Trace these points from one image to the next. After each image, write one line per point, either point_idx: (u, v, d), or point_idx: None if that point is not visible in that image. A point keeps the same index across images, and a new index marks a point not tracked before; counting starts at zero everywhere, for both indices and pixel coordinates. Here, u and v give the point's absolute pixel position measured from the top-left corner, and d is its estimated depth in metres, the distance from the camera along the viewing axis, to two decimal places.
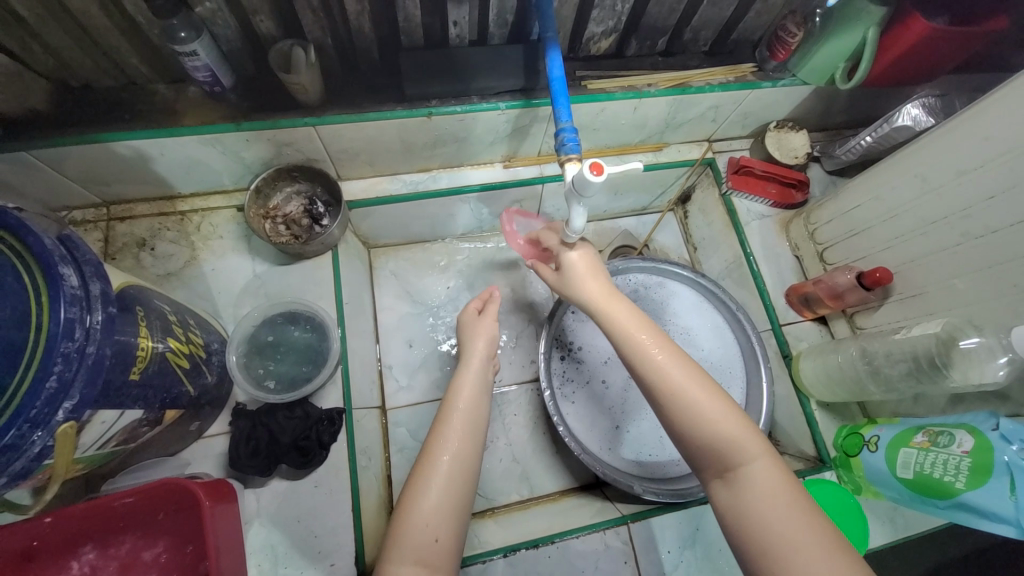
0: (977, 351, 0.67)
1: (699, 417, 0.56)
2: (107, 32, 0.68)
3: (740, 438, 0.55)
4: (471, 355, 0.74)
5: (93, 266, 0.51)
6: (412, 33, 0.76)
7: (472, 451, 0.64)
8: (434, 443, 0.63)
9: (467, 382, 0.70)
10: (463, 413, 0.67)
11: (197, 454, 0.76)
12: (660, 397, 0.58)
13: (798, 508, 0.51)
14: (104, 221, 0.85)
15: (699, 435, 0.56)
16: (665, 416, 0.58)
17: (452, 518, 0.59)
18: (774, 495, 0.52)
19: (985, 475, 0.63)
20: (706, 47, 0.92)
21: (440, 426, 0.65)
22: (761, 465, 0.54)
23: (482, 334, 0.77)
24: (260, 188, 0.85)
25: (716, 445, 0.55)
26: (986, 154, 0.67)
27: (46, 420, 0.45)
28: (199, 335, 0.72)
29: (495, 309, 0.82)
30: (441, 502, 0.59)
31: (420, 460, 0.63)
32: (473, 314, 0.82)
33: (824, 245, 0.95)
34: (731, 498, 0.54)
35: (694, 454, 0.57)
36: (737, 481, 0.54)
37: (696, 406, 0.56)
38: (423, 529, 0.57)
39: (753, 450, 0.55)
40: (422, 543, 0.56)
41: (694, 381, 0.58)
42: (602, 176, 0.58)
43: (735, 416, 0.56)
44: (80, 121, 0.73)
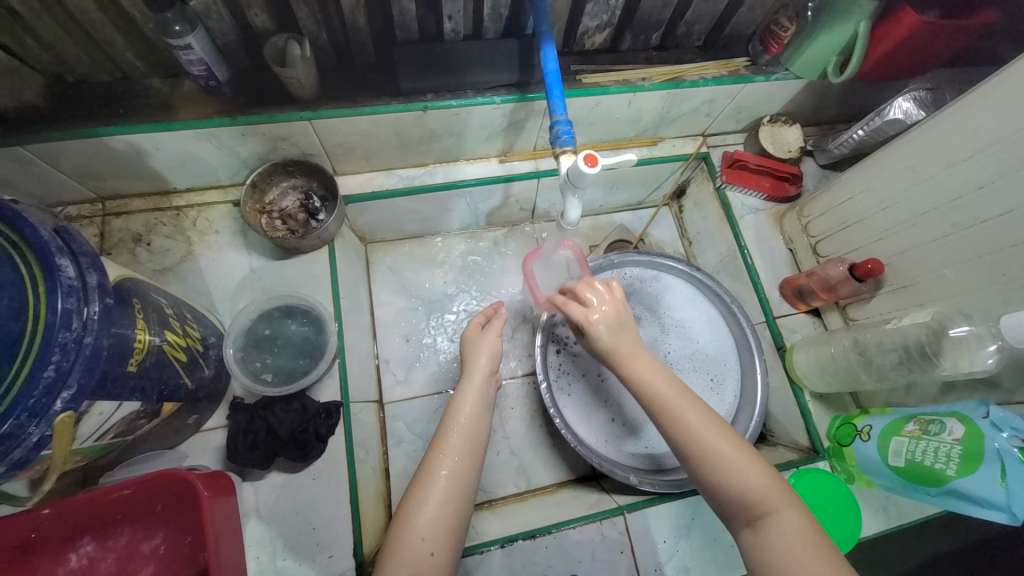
0: (967, 340, 0.67)
1: (725, 469, 0.57)
2: (101, 27, 0.68)
3: (766, 488, 0.56)
4: (473, 371, 0.72)
5: (91, 258, 0.51)
6: (406, 27, 0.77)
7: (472, 466, 0.64)
8: (433, 460, 0.63)
9: (467, 401, 0.69)
10: (466, 434, 0.66)
11: (195, 448, 0.77)
12: (688, 451, 0.59)
13: (828, 558, 0.51)
14: (99, 216, 0.85)
15: (727, 486, 0.57)
16: (693, 468, 0.60)
17: (448, 532, 0.59)
18: (802, 545, 0.52)
19: (976, 463, 0.63)
20: (699, 42, 0.93)
21: (440, 442, 0.65)
22: (789, 515, 0.55)
23: (486, 350, 0.74)
24: (256, 182, 0.85)
25: (742, 494, 0.56)
26: (974, 145, 0.68)
27: (44, 410, 0.46)
28: (196, 328, 0.72)
29: (501, 326, 0.78)
30: (438, 516, 0.59)
31: (417, 476, 0.63)
32: (477, 329, 0.79)
33: (818, 238, 0.96)
34: (759, 548, 0.54)
35: (722, 504, 0.58)
36: (765, 529, 0.55)
37: (721, 457, 0.58)
38: (419, 543, 0.57)
39: (779, 499, 0.55)
40: (417, 555, 0.56)
41: (719, 433, 0.59)
42: (596, 167, 0.59)
43: (761, 466, 0.58)
44: (74, 115, 0.73)
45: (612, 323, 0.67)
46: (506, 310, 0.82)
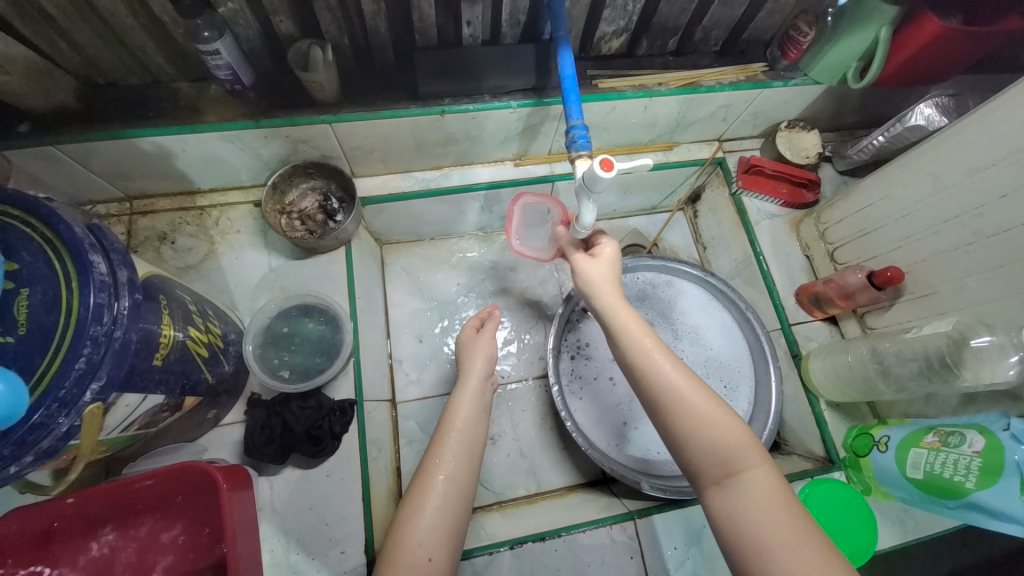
0: (989, 350, 0.66)
1: (703, 425, 0.56)
2: (133, 32, 0.70)
3: (741, 445, 0.55)
4: (470, 374, 0.75)
5: (121, 255, 0.53)
6: (426, 32, 0.78)
7: (466, 470, 0.65)
8: (430, 467, 0.64)
9: (464, 401, 0.71)
10: (460, 438, 0.67)
11: (213, 442, 0.78)
12: (663, 406, 0.58)
13: (798, 518, 0.51)
14: (127, 215, 0.87)
15: (700, 442, 0.56)
16: (664, 424, 0.58)
17: (445, 536, 0.59)
18: (769, 505, 0.52)
19: (996, 476, 0.62)
20: (717, 47, 0.93)
21: (436, 448, 0.66)
22: (760, 473, 0.54)
23: (480, 356, 0.77)
24: (277, 183, 0.87)
25: (715, 450, 0.55)
26: (997, 153, 0.67)
27: (75, 400, 0.47)
28: (217, 325, 0.74)
29: (495, 327, 0.82)
30: (436, 520, 0.59)
31: (417, 480, 0.63)
32: (473, 331, 0.82)
33: (835, 244, 0.95)
34: (727, 506, 0.53)
35: (691, 460, 0.56)
36: (735, 487, 0.53)
37: (697, 414, 0.56)
38: (416, 549, 0.57)
39: (752, 458, 0.55)
40: (416, 561, 0.56)
41: (698, 391, 0.58)
42: (612, 171, 0.59)
43: (738, 424, 0.56)
44: (105, 117, 0.76)
45: (604, 274, 0.71)
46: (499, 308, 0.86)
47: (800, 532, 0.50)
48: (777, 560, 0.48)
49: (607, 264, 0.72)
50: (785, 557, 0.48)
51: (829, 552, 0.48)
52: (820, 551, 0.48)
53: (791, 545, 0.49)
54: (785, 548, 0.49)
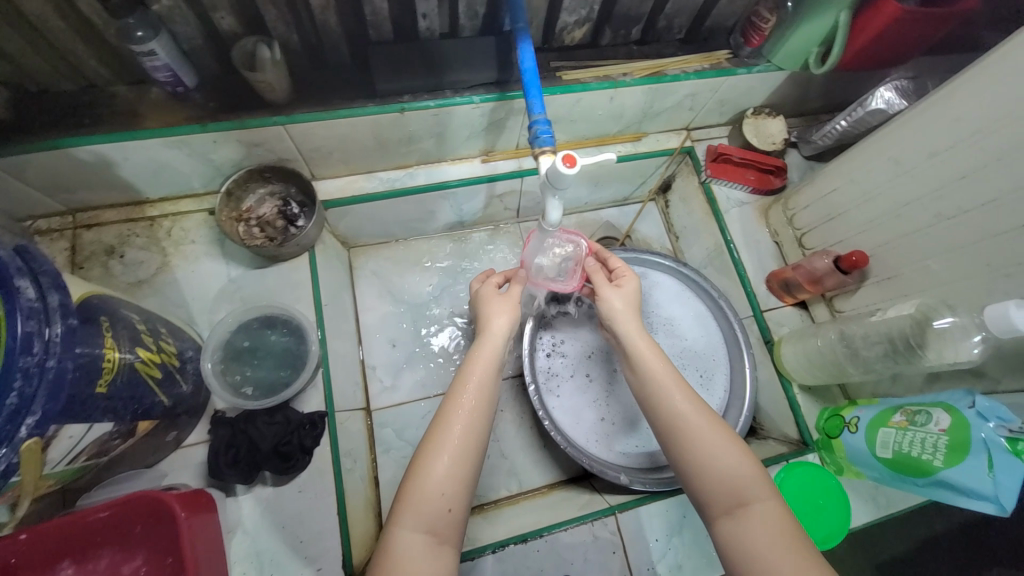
0: (951, 331, 0.67)
1: (715, 456, 0.57)
2: (60, 33, 0.65)
3: (751, 476, 0.56)
4: (490, 331, 0.68)
5: (53, 277, 0.49)
6: (380, 26, 0.75)
7: (482, 424, 0.61)
8: (449, 414, 0.60)
9: (483, 357, 0.65)
10: (479, 389, 0.62)
11: (176, 465, 0.75)
12: (676, 436, 0.60)
13: (805, 548, 0.51)
14: (70, 229, 0.82)
15: (711, 473, 0.57)
16: (677, 454, 0.59)
17: (463, 488, 0.57)
18: (776, 536, 0.52)
19: (963, 453, 0.63)
20: (681, 35, 0.92)
21: (454, 399, 0.62)
22: (770, 504, 0.54)
23: (504, 311, 0.70)
24: (231, 190, 0.83)
25: (725, 480, 0.56)
26: (954, 135, 0.68)
27: (9, 437, 0.44)
28: (171, 343, 0.70)
29: (520, 291, 0.73)
30: (455, 466, 0.57)
31: (436, 423, 0.60)
32: (494, 289, 0.74)
33: (802, 230, 0.96)
34: (735, 535, 0.54)
35: (702, 490, 0.57)
36: (746, 517, 0.54)
37: (709, 445, 0.58)
38: (437, 497, 0.56)
39: (762, 488, 0.55)
40: (434, 512, 0.55)
41: (712, 423, 0.60)
42: (575, 168, 0.58)
43: (749, 457, 0.58)
44: (36, 126, 0.70)
45: (624, 304, 0.71)
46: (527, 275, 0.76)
47: (808, 561, 0.50)
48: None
49: (630, 294, 0.72)
50: None
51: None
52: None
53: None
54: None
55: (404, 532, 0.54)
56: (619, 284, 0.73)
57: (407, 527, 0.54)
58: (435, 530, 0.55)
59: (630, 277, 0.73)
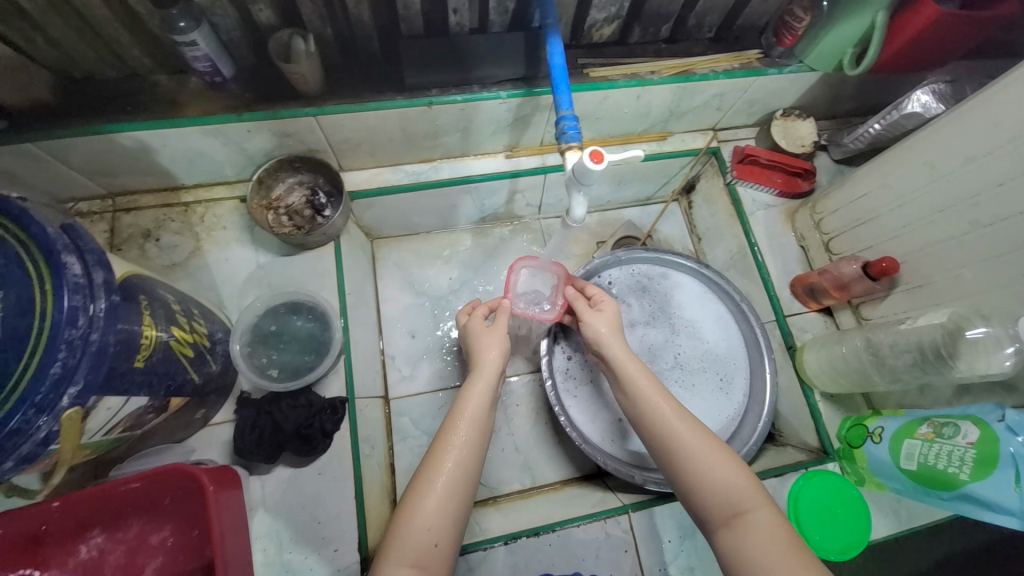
0: (984, 341, 0.65)
1: (707, 467, 0.58)
2: (108, 23, 0.68)
3: (746, 486, 0.56)
4: (483, 364, 0.70)
5: (97, 256, 0.51)
6: (411, 21, 0.76)
7: (476, 461, 0.62)
8: (440, 452, 0.61)
9: (475, 393, 0.67)
10: (471, 421, 0.64)
11: (202, 442, 0.78)
12: (668, 451, 0.60)
13: (804, 557, 0.51)
14: (110, 212, 0.86)
15: (706, 484, 0.57)
16: (671, 469, 0.60)
17: (451, 523, 0.58)
18: (775, 546, 0.52)
19: (990, 467, 0.62)
20: (710, 34, 0.91)
21: (444, 437, 0.63)
22: (767, 513, 0.54)
23: (495, 345, 0.72)
24: (263, 179, 0.86)
25: (720, 490, 0.56)
26: (993, 140, 0.66)
27: (52, 406, 0.46)
28: (202, 324, 0.72)
29: (507, 319, 0.75)
30: (443, 504, 0.58)
31: (423, 467, 0.61)
32: (481, 321, 0.77)
33: (830, 235, 0.94)
34: (734, 547, 0.54)
35: (698, 503, 0.58)
36: (742, 527, 0.54)
37: (701, 458, 0.58)
38: (424, 534, 0.56)
39: (758, 498, 0.56)
40: (421, 545, 0.56)
41: (703, 436, 0.60)
42: (601, 164, 0.58)
43: (743, 468, 0.58)
44: (82, 112, 0.73)
45: (611, 328, 0.72)
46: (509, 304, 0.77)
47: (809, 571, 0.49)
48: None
49: (611, 317, 0.73)
50: None
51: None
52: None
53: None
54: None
55: (390, 566, 0.55)
56: (599, 309, 0.74)
57: (393, 562, 0.55)
58: (420, 563, 0.55)
59: (608, 301, 0.75)
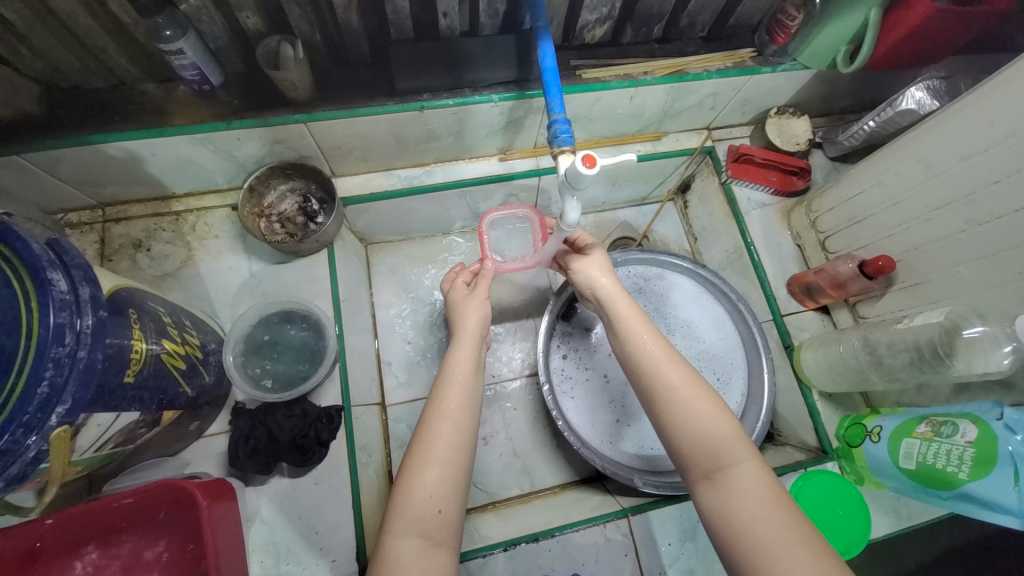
0: (981, 340, 0.65)
1: (691, 414, 0.57)
2: (92, 33, 0.67)
3: (730, 438, 0.55)
4: (463, 334, 0.71)
5: (83, 270, 0.50)
6: (401, 25, 0.75)
7: (469, 428, 0.62)
8: (434, 420, 0.61)
9: (460, 359, 0.68)
10: (460, 391, 0.64)
11: (197, 454, 0.77)
12: (657, 398, 0.60)
13: (787, 512, 0.50)
14: (100, 223, 0.85)
15: (690, 434, 0.56)
16: (658, 417, 0.60)
17: (455, 490, 0.57)
18: (758, 497, 0.51)
19: (988, 467, 0.62)
20: (703, 33, 0.90)
21: (437, 404, 0.63)
22: (750, 467, 0.53)
23: (473, 313, 0.74)
24: (254, 186, 0.85)
25: (703, 442, 0.55)
26: (989, 138, 0.65)
27: (40, 425, 0.46)
28: (195, 335, 0.72)
29: (488, 286, 0.77)
30: (444, 468, 0.58)
31: (419, 438, 0.60)
32: (462, 290, 0.77)
33: (826, 233, 0.93)
34: (718, 499, 0.53)
35: (681, 454, 0.57)
36: (725, 482, 0.53)
37: (686, 404, 0.58)
38: (426, 500, 0.55)
39: (741, 451, 0.55)
40: (425, 514, 0.55)
41: (691, 384, 0.60)
42: (594, 168, 0.57)
43: (730, 420, 0.57)
44: (69, 123, 0.72)
45: (599, 267, 0.73)
46: (491, 266, 0.80)
47: (791, 528, 0.49)
48: (769, 551, 0.48)
49: (600, 260, 0.74)
50: (777, 556, 0.47)
51: (820, 548, 0.47)
52: (810, 546, 0.47)
53: (782, 540, 0.48)
54: (776, 547, 0.48)
55: (396, 539, 0.53)
56: (587, 254, 0.76)
57: (400, 534, 0.53)
58: (428, 533, 0.54)
59: (593, 243, 0.76)
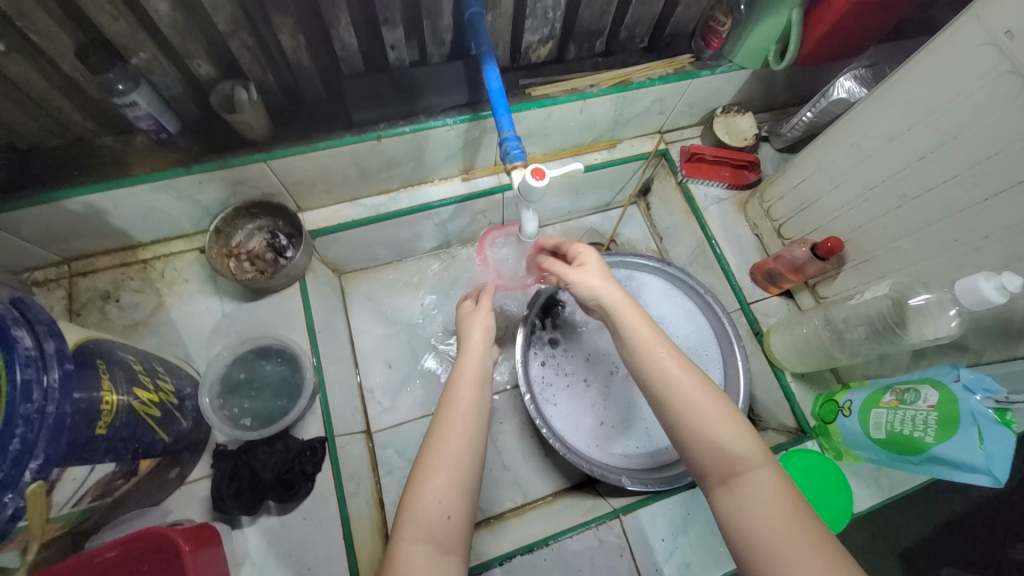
0: (929, 306, 0.69)
1: (708, 427, 0.56)
2: (45, 93, 0.68)
3: (746, 447, 0.55)
4: (470, 344, 0.70)
5: (47, 325, 0.51)
6: (352, 60, 0.78)
7: (476, 436, 0.61)
8: (441, 426, 0.61)
9: (468, 368, 0.67)
10: (468, 395, 0.64)
11: (180, 501, 0.76)
12: (670, 406, 0.58)
13: (803, 516, 0.50)
14: (66, 278, 0.84)
15: (707, 443, 0.56)
16: (671, 426, 0.59)
17: (462, 496, 0.57)
18: (777, 502, 0.51)
19: (953, 428, 0.64)
20: (643, 44, 0.95)
21: (446, 413, 0.62)
22: (767, 474, 0.53)
23: (479, 325, 0.72)
24: (220, 228, 0.86)
25: (721, 451, 0.55)
26: (911, 118, 0.70)
27: (15, 483, 0.46)
28: (169, 381, 0.72)
29: (490, 302, 0.77)
30: (451, 476, 0.57)
31: (428, 441, 0.60)
32: (471, 307, 0.77)
33: (780, 221, 0.98)
34: (734, 505, 0.53)
35: (696, 462, 0.56)
36: (742, 489, 0.53)
37: (703, 419, 0.57)
38: (435, 506, 0.55)
39: (757, 459, 0.55)
40: (434, 519, 0.55)
41: (708, 394, 0.58)
42: (544, 180, 0.60)
43: (744, 427, 0.57)
44: (27, 183, 0.73)
45: (595, 272, 0.69)
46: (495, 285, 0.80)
47: (810, 532, 0.49)
48: (787, 558, 0.48)
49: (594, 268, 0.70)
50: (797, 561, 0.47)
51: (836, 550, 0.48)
52: (828, 549, 0.48)
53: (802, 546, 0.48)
54: (794, 551, 0.48)
55: (406, 545, 0.54)
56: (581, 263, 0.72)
57: (408, 540, 0.54)
58: (438, 539, 0.54)
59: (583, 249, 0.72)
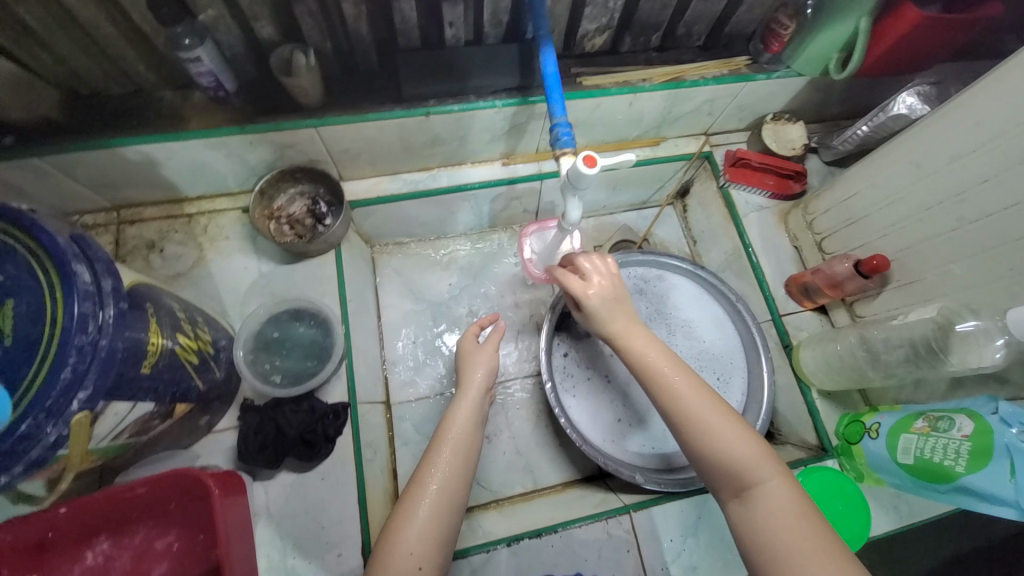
0: (975, 335, 0.67)
1: (715, 438, 0.57)
2: (113, 41, 0.70)
3: (753, 456, 0.56)
4: (469, 386, 0.74)
5: (105, 263, 0.53)
6: (409, 33, 0.78)
7: (458, 484, 0.64)
8: (423, 474, 0.64)
9: (461, 411, 0.71)
10: (455, 443, 0.67)
11: (206, 449, 0.78)
12: (676, 420, 0.59)
13: (811, 523, 0.51)
14: (115, 224, 0.87)
15: (714, 455, 0.57)
16: (680, 439, 0.60)
17: (435, 547, 0.59)
18: (785, 511, 0.53)
19: (985, 459, 0.62)
20: (700, 42, 0.93)
21: (432, 459, 0.66)
22: (775, 484, 0.54)
23: (482, 365, 0.76)
24: (265, 189, 0.88)
25: (728, 463, 0.56)
26: (976, 139, 0.67)
27: (61, 410, 0.48)
28: (207, 332, 0.74)
29: (498, 340, 0.80)
30: (427, 526, 0.60)
31: (410, 488, 0.63)
32: (473, 341, 0.80)
33: (822, 235, 0.96)
34: (746, 515, 0.54)
35: (707, 474, 0.58)
36: (751, 499, 0.54)
37: (710, 427, 0.57)
38: (408, 557, 0.58)
39: (765, 467, 0.55)
40: (405, 568, 0.57)
41: (712, 406, 0.59)
42: (595, 168, 0.60)
43: (748, 435, 0.57)
44: (87, 128, 0.75)
45: (604, 304, 0.66)
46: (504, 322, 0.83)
47: (820, 544, 0.50)
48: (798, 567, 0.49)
49: (603, 300, 0.67)
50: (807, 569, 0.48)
51: (843, 559, 0.49)
52: (835, 559, 0.49)
53: (812, 556, 0.49)
54: (801, 558, 0.49)
55: None
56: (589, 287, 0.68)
57: None
58: None
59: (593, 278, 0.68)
